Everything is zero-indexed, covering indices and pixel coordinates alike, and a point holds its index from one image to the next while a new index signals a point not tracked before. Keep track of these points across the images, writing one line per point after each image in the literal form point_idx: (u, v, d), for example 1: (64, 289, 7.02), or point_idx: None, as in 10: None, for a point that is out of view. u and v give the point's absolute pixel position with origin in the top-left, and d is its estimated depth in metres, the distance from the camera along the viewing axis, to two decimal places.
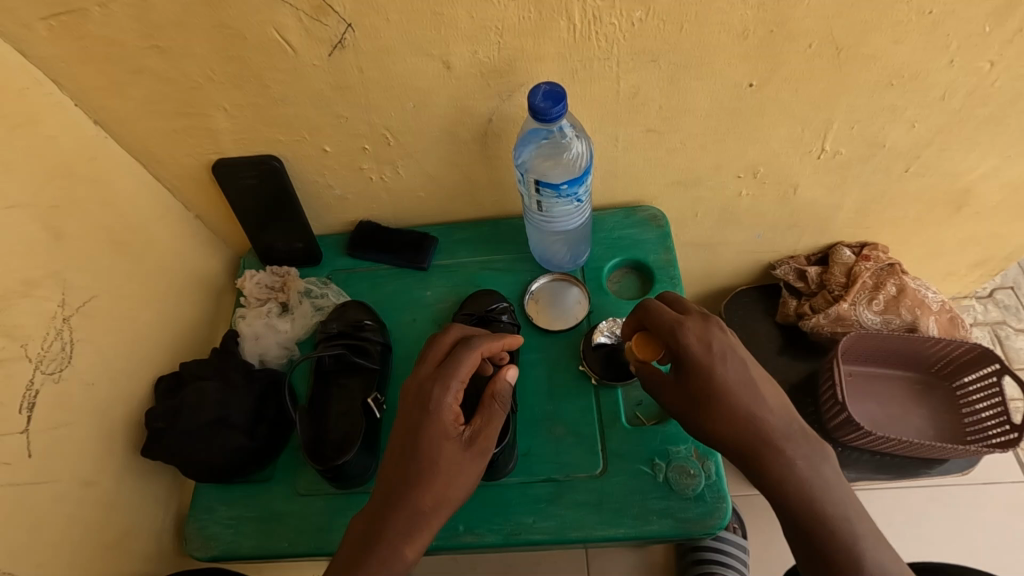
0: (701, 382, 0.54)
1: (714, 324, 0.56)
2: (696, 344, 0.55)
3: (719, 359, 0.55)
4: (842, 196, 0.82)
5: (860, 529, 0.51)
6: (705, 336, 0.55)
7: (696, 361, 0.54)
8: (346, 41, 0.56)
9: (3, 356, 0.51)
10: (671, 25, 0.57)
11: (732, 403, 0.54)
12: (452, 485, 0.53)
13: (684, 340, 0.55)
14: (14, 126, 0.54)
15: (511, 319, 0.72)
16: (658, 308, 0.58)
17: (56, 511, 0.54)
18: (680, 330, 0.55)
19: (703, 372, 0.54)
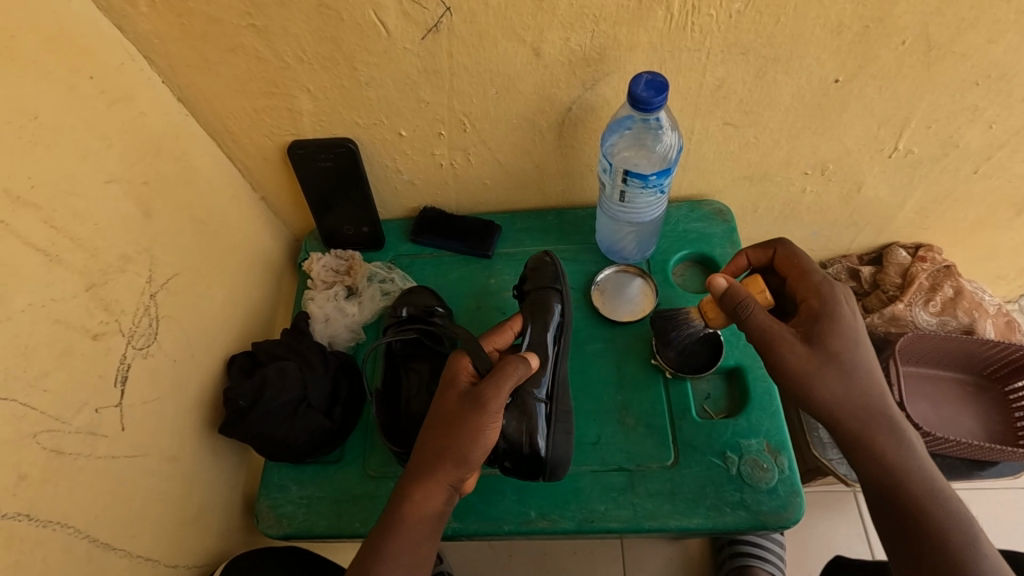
0: (842, 340, 0.56)
1: (850, 291, 0.59)
2: (844, 305, 0.58)
3: (860, 321, 0.57)
4: (908, 195, 0.81)
5: (953, 506, 0.53)
6: (847, 300, 0.58)
7: (839, 317, 0.57)
8: (442, 24, 0.56)
9: (103, 331, 0.51)
10: (768, 18, 0.56)
11: (857, 368, 0.55)
12: (472, 436, 0.52)
13: (830, 296, 0.58)
14: (113, 101, 0.54)
15: (555, 265, 0.69)
16: (801, 264, 0.61)
17: (147, 484, 0.55)
18: (824, 286, 0.58)
19: (847, 331, 0.56)
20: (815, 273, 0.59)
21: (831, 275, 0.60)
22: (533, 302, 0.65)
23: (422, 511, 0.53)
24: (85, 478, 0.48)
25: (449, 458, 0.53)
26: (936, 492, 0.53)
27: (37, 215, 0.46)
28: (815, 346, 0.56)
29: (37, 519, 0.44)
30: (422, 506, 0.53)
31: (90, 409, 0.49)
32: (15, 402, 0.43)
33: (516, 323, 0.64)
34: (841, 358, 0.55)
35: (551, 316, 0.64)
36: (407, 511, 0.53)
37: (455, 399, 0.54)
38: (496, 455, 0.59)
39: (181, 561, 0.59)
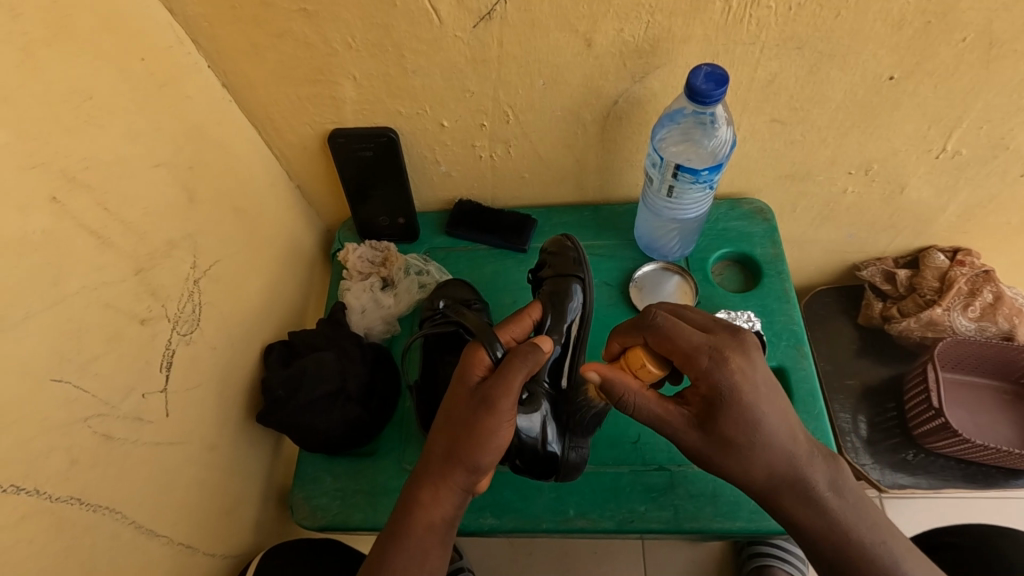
0: (732, 421, 0.47)
1: (741, 349, 0.48)
2: (707, 370, 0.47)
3: (750, 398, 0.47)
4: (951, 197, 0.79)
5: (903, 565, 0.47)
6: (723, 373, 0.47)
7: (718, 393, 0.47)
8: (495, 12, 0.55)
9: (150, 316, 0.51)
10: (828, 11, 0.55)
11: (760, 438, 0.47)
12: (484, 446, 0.48)
13: (702, 367, 0.47)
14: (162, 84, 0.53)
15: (577, 249, 0.67)
16: (670, 340, 0.49)
17: (189, 472, 0.54)
18: (702, 360, 0.48)
19: (732, 412, 0.47)
20: (685, 345, 0.48)
21: (706, 340, 0.48)
22: (553, 291, 0.62)
23: (432, 518, 0.50)
24: (132, 464, 0.48)
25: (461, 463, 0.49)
26: (868, 548, 0.47)
27: (91, 196, 0.45)
28: (707, 423, 0.48)
29: (87, 504, 0.43)
30: (431, 512, 0.50)
31: (137, 394, 0.48)
32: (68, 384, 0.42)
33: (534, 312, 0.59)
34: (730, 437, 0.47)
35: (570, 307, 0.61)
36: (417, 517, 0.50)
37: (467, 397, 0.50)
38: (508, 453, 0.56)
39: (218, 550, 0.58)
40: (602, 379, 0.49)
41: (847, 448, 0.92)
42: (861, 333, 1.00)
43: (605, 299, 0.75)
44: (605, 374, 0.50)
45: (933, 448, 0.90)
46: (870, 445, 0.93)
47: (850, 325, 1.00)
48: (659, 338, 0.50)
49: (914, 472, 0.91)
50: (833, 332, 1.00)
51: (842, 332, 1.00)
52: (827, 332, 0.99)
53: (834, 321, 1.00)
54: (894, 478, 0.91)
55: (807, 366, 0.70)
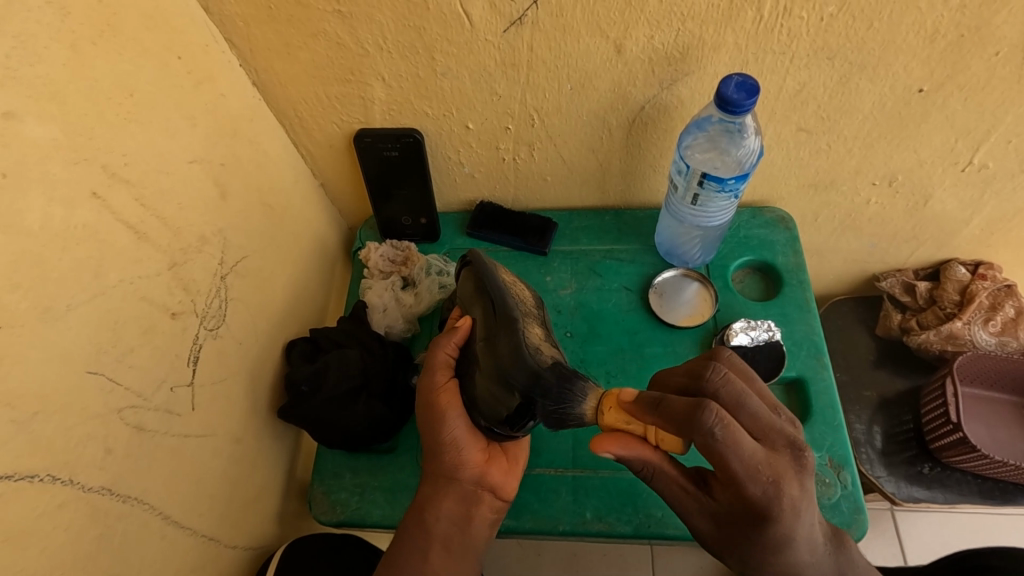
0: (773, 547, 0.46)
1: (798, 472, 0.44)
2: (760, 498, 0.43)
3: (784, 521, 0.44)
4: (976, 211, 0.78)
5: None
6: (774, 502, 0.43)
7: (766, 514, 0.44)
8: (527, 17, 0.56)
9: (181, 310, 0.51)
10: (861, 22, 0.55)
11: (789, 555, 0.47)
12: (435, 428, 0.54)
13: (752, 489, 0.43)
14: (198, 82, 0.54)
15: None
16: (721, 459, 0.42)
17: (215, 464, 0.55)
18: (754, 486, 0.43)
19: (765, 514, 0.44)
20: (741, 465, 0.42)
21: (768, 460, 0.43)
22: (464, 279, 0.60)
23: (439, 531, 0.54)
24: (161, 455, 0.48)
25: (440, 468, 0.55)
26: None
27: (130, 191, 0.46)
28: (725, 524, 0.49)
29: (118, 494, 0.44)
30: (432, 522, 0.54)
31: (167, 386, 0.49)
32: (104, 375, 0.43)
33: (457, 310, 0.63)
34: (737, 534, 0.48)
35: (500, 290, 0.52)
36: (423, 531, 0.54)
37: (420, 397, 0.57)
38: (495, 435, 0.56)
39: (240, 543, 0.59)
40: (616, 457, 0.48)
41: (863, 459, 0.92)
42: (879, 344, 0.99)
43: (625, 304, 0.75)
44: (622, 452, 0.48)
45: (950, 463, 0.89)
46: (885, 457, 0.93)
47: (868, 336, 0.99)
48: (705, 448, 0.42)
49: (930, 486, 0.91)
50: (852, 343, 0.99)
51: (860, 344, 0.99)
52: (845, 342, 0.99)
53: (851, 332, 0.99)
54: (910, 491, 0.91)
55: (827, 377, 0.69)
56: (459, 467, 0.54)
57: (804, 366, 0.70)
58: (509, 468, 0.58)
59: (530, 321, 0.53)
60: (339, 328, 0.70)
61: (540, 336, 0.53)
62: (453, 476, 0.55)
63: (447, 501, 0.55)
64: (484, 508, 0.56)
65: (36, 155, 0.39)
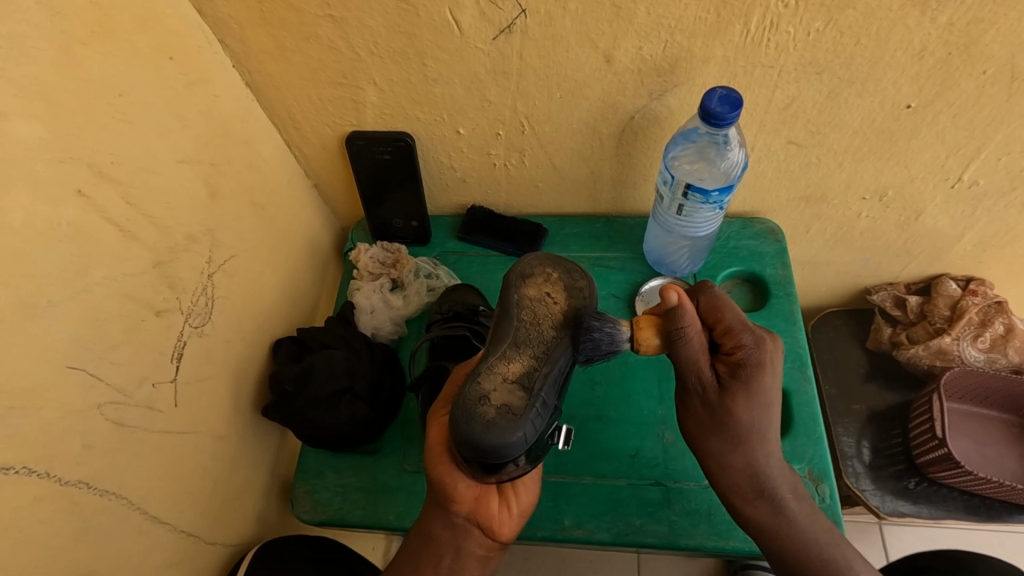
0: (747, 392, 0.50)
1: (769, 337, 0.51)
2: (750, 343, 0.50)
3: (768, 378, 0.50)
4: (968, 227, 0.78)
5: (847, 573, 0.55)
6: (757, 350, 0.50)
7: (744, 362, 0.50)
8: (516, 25, 0.56)
9: (166, 307, 0.52)
10: (849, 38, 0.55)
11: (748, 414, 0.51)
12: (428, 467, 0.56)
13: (741, 335, 0.50)
14: (191, 82, 0.55)
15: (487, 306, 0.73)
16: (719, 309, 0.51)
17: (197, 461, 0.56)
18: (743, 333, 0.50)
19: (745, 367, 0.50)
20: (735, 317, 0.51)
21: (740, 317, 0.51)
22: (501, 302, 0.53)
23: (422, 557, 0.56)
24: (142, 451, 0.49)
25: (435, 497, 0.56)
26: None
27: (117, 190, 0.46)
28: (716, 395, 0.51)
29: (96, 488, 0.44)
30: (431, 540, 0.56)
31: (149, 383, 0.50)
32: (83, 371, 0.43)
33: None
34: (734, 408, 0.50)
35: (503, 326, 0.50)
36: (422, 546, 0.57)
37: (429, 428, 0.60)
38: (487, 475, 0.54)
39: (222, 539, 0.60)
40: (678, 301, 0.49)
41: (849, 472, 0.92)
42: (870, 357, 0.99)
43: (612, 312, 0.76)
44: (684, 299, 0.49)
45: (937, 478, 0.89)
46: (872, 470, 0.93)
47: (859, 349, 0.99)
48: (707, 304, 0.52)
49: (916, 501, 0.91)
50: (842, 356, 0.99)
51: (850, 357, 0.99)
52: (835, 355, 0.99)
53: (841, 344, 0.99)
54: (895, 505, 0.91)
55: (811, 391, 0.69)
56: (451, 501, 0.55)
57: (788, 379, 0.70)
58: (504, 506, 0.58)
59: (519, 355, 0.48)
60: (326, 329, 0.70)
61: (525, 372, 0.48)
62: (447, 511, 0.56)
63: (436, 526, 0.56)
64: (475, 543, 0.57)
65: (22, 155, 0.39)
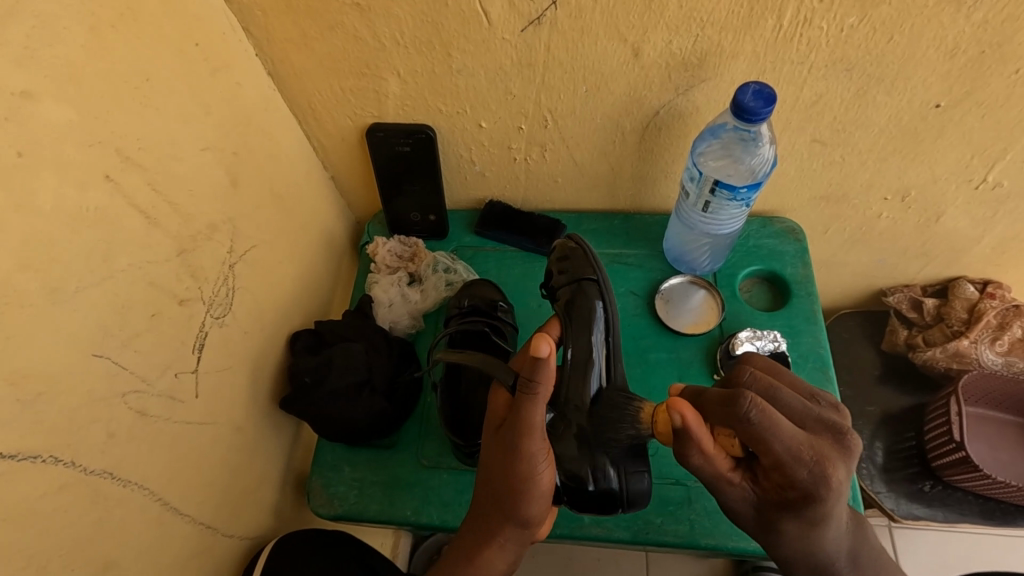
0: (803, 521, 0.48)
1: (844, 458, 0.46)
2: (807, 479, 0.45)
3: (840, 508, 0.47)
4: (988, 229, 0.78)
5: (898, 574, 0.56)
6: (820, 486, 0.45)
7: (807, 497, 0.46)
8: (545, 17, 0.55)
9: (188, 296, 0.51)
10: (881, 35, 0.54)
11: (817, 534, 0.49)
12: (521, 495, 0.49)
13: (797, 471, 0.45)
14: (214, 69, 0.54)
15: (506, 304, 0.72)
16: (764, 443, 0.45)
17: (216, 452, 0.55)
18: (801, 469, 0.45)
19: (812, 514, 0.47)
20: (785, 449, 0.45)
21: (808, 447, 0.45)
22: (569, 306, 0.56)
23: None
24: (163, 441, 0.48)
25: (512, 524, 0.50)
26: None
27: (143, 175, 0.46)
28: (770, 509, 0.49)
29: (118, 478, 0.44)
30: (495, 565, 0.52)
31: (171, 373, 0.49)
32: (109, 359, 0.43)
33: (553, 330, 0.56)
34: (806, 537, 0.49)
35: (594, 312, 0.55)
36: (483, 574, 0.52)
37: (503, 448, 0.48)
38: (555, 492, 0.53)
39: (238, 531, 0.59)
40: (682, 423, 0.48)
41: (864, 475, 0.91)
42: (884, 359, 0.98)
43: (631, 309, 0.75)
44: (689, 419, 0.47)
45: (952, 482, 0.89)
46: (886, 473, 0.92)
47: (873, 351, 0.98)
48: (749, 434, 0.45)
49: (931, 504, 0.91)
50: (856, 358, 0.99)
51: (864, 359, 0.98)
52: (849, 357, 0.98)
53: (855, 346, 0.99)
54: (909, 509, 0.91)
55: (833, 391, 0.69)
56: (531, 525, 0.51)
57: (809, 379, 0.70)
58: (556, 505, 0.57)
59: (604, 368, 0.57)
60: (343, 321, 0.69)
61: None
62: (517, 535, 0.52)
63: (500, 554, 0.52)
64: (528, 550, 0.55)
65: (52, 137, 0.39)
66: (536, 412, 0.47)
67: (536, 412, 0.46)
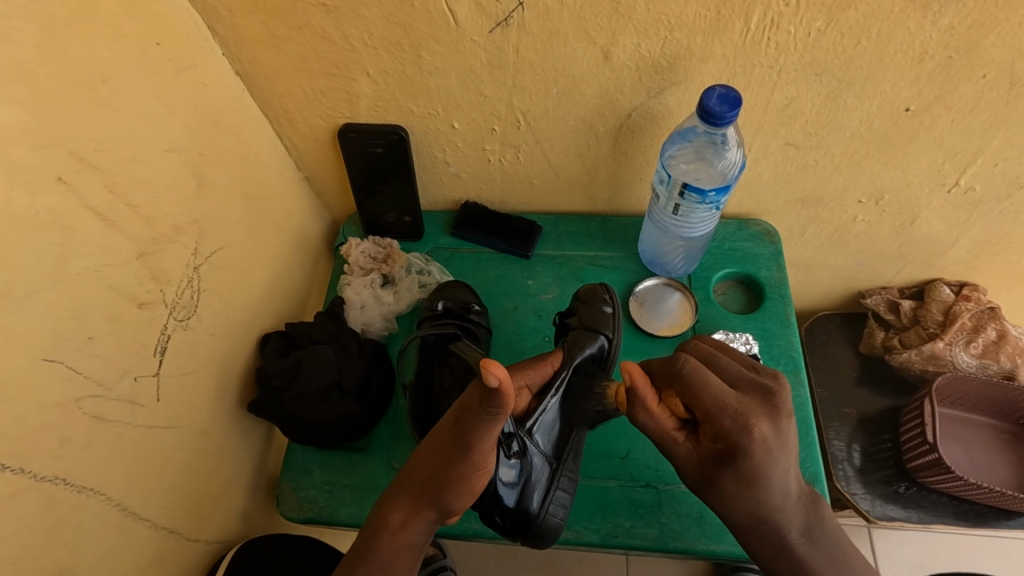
0: (737, 480, 0.50)
1: (767, 413, 0.49)
2: (732, 429, 0.49)
3: (761, 458, 0.49)
4: (963, 233, 0.78)
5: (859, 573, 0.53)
6: (745, 437, 0.48)
7: (733, 450, 0.49)
8: (513, 18, 0.55)
9: (149, 300, 0.50)
10: (850, 39, 0.54)
11: (756, 495, 0.50)
12: (452, 490, 0.49)
13: (720, 424, 0.49)
14: (178, 69, 0.53)
15: (480, 308, 0.72)
16: (696, 394, 0.49)
17: (179, 456, 0.54)
18: (725, 418, 0.49)
19: (739, 466, 0.49)
20: (713, 400, 0.49)
21: (715, 402, 0.49)
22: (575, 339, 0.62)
23: (399, 542, 0.52)
24: (122, 446, 0.48)
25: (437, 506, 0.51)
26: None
27: (100, 177, 0.45)
28: (709, 466, 0.51)
29: (73, 484, 0.43)
30: (406, 538, 0.52)
31: (130, 377, 0.48)
32: (62, 364, 0.42)
33: (556, 361, 0.59)
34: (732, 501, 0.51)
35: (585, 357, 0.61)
36: (386, 541, 0.52)
37: (452, 453, 0.48)
38: (486, 507, 0.55)
39: (204, 536, 0.59)
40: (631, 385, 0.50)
41: (838, 475, 0.92)
42: (862, 361, 0.99)
43: None
44: (636, 381, 0.50)
45: (926, 483, 0.89)
46: (862, 474, 0.93)
47: (852, 353, 0.99)
48: (685, 388, 0.50)
49: (906, 506, 0.91)
50: (835, 359, 0.99)
51: (843, 361, 0.99)
52: (828, 359, 0.99)
53: (834, 348, 0.99)
54: (884, 510, 0.91)
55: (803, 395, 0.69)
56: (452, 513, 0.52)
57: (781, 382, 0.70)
58: None
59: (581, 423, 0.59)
60: (314, 324, 0.69)
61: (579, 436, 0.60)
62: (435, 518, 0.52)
63: (415, 532, 0.52)
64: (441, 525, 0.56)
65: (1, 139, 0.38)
66: (488, 435, 0.45)
67: (487, 434, 0.45)
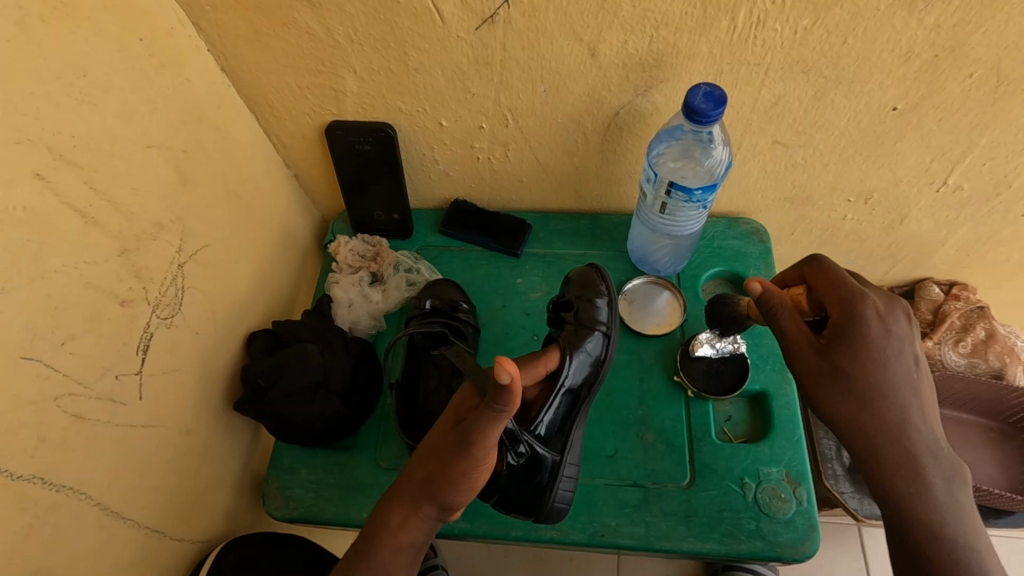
0: (851, 352, 0.53)
1: (890, 301, 0.54)
2: (858, 307, 0.53)
3: (892, 351, 0.53)
4: (952, 232, 0.78)
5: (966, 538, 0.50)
6: (876, 315, 0.53)
7: (847, 317, 0.53)
8: (499, 15, 0.55)
9: (131, 297, 0.50)
10: (836, 37, 0.54)
11: (868, 377, 0.52)
12: (455, 484, 0.48)
13: (868, 304, 0.53)
14: (161, 65, 0.53)
15: (468, 306, 0.72)
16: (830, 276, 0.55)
17: (161, 455, 0.54)
18: (833, 292, 0.54)
19: (857, 337, 0.52)
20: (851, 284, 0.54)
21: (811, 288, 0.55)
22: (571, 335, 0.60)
23: (400, 540, 0.49)
24: (102, 445, 0.47)
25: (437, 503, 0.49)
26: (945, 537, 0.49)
27: (78, 174, 0.45)
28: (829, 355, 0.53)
29: (50, 483, 0.43)
30: (407, 536, 0.50)
31: (110, 375, 0.48)
32: (39, 362, 0.42)
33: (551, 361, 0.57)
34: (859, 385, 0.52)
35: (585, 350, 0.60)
36: (386, 540, 0.49)
37: (455, 443, 0.47)
38: (485, 492, 0.56)
39: (188, 535, 0.58)
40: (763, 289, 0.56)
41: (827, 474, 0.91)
42: None
43: None
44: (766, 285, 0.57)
45: None
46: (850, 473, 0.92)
47: None
48: (816, 272, 0.57)
49: None
50: None
51: None
52: None
53: None
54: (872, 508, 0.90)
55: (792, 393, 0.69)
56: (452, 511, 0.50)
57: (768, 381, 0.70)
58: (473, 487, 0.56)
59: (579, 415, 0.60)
60: (301, 322, 0.68)
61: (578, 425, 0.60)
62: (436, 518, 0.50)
63: (415, 532, 0.50)
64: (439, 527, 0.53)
65: None
66: (493, 427, 0.44)
67: (492, 427, 0.44)
